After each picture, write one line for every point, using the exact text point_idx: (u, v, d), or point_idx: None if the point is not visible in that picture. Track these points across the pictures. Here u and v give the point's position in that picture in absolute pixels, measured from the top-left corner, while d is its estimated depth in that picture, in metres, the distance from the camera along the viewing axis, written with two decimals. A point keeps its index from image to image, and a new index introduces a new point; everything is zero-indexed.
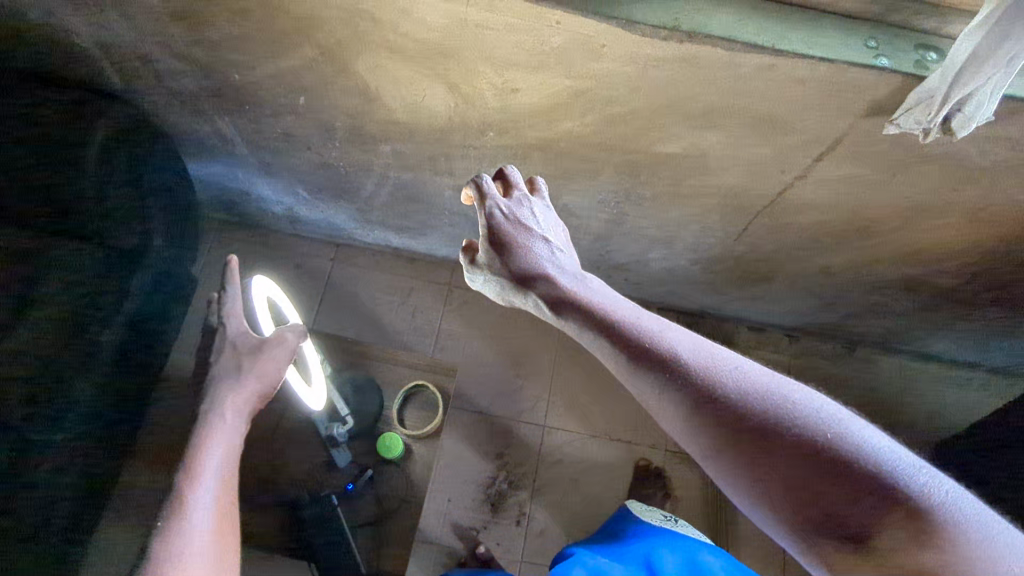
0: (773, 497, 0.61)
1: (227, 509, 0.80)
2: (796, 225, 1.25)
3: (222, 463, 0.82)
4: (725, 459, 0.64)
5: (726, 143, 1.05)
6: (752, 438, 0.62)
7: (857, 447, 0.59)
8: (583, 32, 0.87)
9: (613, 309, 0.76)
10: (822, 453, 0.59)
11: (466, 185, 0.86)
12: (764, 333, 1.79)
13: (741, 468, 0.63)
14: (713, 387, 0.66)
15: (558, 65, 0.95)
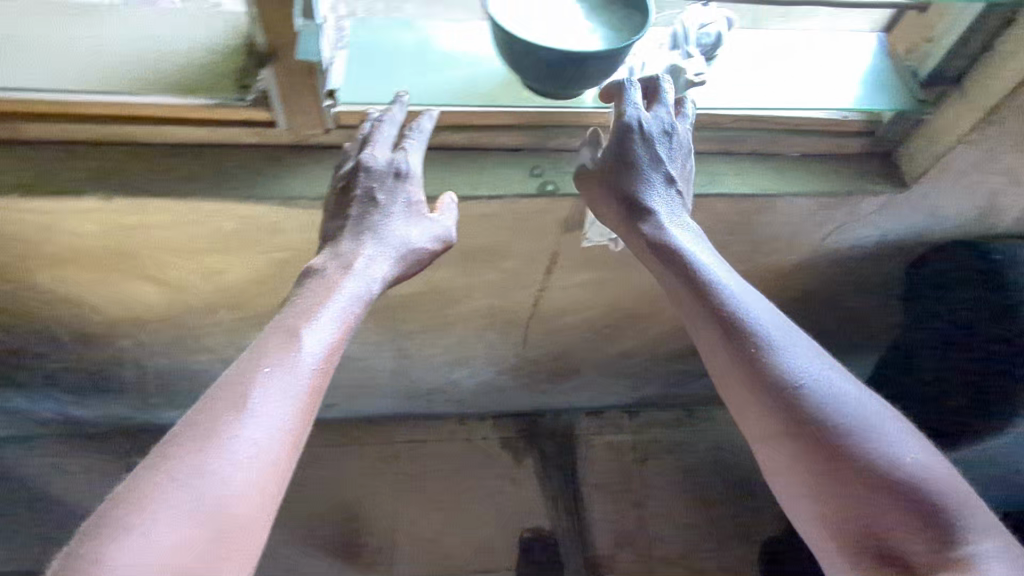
0: (811, 487, 0.68)
1: (327, 367, 0.66)
2: (568, 325, 1.24)
3: (287, 417, 0.61)
4: (781, 445, 0.69)
5: (455, 274, 1.02)
6: (812, 433, 0.68)
7: (918, 487, 0.65)
8: (249, 214, 0.83)
9: (724, 276, 0.75)
10: (877, 477, 0.65)
11: (606, 87, 0.76)
12: (604, 415, 1.75)
13: (793, 454, 0.68)
14: (790, 380, 0.69)
15: (246, 243, 0.90)
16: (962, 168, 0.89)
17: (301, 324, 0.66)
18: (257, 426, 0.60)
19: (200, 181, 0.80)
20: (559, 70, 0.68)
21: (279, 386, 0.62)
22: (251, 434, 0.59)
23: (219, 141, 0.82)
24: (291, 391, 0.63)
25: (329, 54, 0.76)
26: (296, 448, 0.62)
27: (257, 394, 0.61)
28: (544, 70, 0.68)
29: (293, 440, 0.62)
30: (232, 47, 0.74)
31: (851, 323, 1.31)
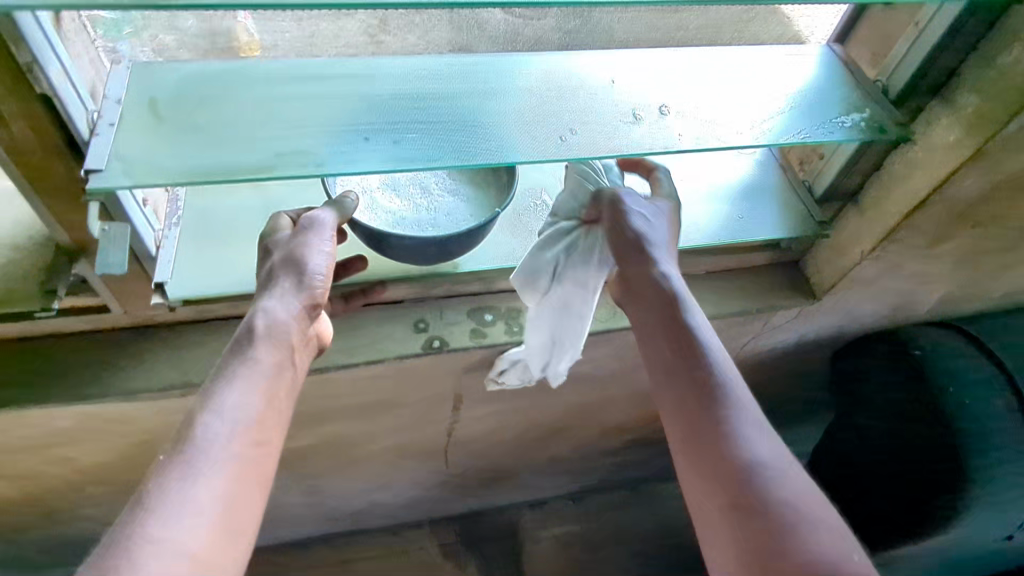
0: (704, 467, 0.55)
1: (261, 432, 0.55)
2: (489, 443, 1.15)
3: (203, 486, 0.50)
4: (683, 414, 0.58)
5: (351, 419, 0.92)
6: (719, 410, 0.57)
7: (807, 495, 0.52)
8: (87, 411, 0.71)
9: (673, 265, 0.65)
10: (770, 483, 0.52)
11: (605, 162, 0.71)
12: (547, 505, 1.61)
13: (694, 427, 0.57)
14: (711, 366, 0.59)
15: (94, 433, 0.78)
16: (871, 276, 0.84)
17: (199, 404, 0.54)
18: (188, 508, 0.49)
19: (20, 385, 0.68)
20: (423, 254, 0.61)
21: (207, 439, 0.52)
22: (170, 519, 0.48)
23: (44, 331, 0.69)
24: (214, 453, 0.52)
25: (159, 236, 0.65)
26: (241, 528, 0.51)
27: (190, 466, 0.51)
28: (407, 254, 0.61)
29: (221, 502, 0.50)
30: (40, 238, 0.63)
31: (793, 414, 1.23)
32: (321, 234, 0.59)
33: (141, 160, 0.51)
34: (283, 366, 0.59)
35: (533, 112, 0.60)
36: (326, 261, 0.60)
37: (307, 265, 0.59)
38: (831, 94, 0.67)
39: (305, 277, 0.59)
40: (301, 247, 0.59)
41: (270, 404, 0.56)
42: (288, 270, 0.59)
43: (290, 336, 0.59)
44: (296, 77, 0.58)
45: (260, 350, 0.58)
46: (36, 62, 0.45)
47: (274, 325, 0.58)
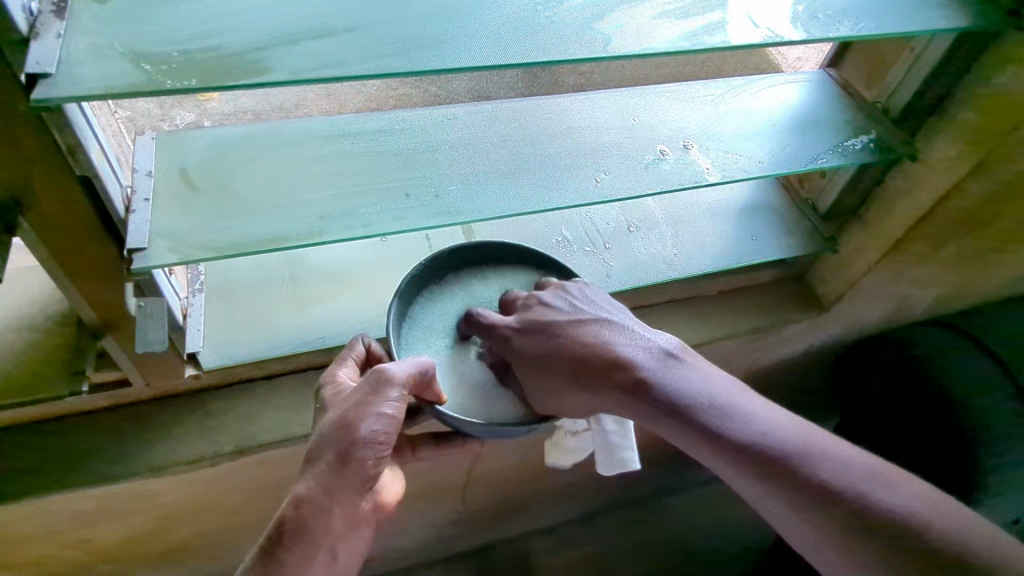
0: (833, 551, 0.50)
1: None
2: (505, 476, 1.14)
3: None
4: (768, 503, 0.53)
5: None
6: (778, 479, 0.52)
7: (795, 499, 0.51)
8: (111, 491, 0.68)
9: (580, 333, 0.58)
10: (898, 528, 0.48)
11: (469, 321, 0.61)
12: (557, 532, 1.59)
13: (805, 527, 0.51)
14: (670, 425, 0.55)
15: (114, 513, 0.74)
16: (876, 285, 0.87)
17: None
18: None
19: (40, 472, 0.64)
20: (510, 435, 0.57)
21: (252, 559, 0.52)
22: None
23: (60, 412, 0.66)
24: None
25: (184, 304, 0.62)
26: None
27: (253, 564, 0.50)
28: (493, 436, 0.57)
29: None
30: (58, 316, 0.61)
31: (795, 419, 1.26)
32: (380, 399, 0.52)
33: (183, 233, 0.50)
34: (312, 552, 0.53)
35: (564, 154, 0.61)
36: (383, 429, 0.53)
37: (360, 433, 0.52)
38: (837, 119, 0.70)
39: (357, 446, 0.52)
40: (358, 411, 0.52)
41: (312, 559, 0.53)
42: (337, 439, 0.52)
43: (327, 517, 0.53)
44: (327, 134, 0.57)
45: (289, 544, 0.52)
46: (80, 144, 0.43)
47: (305, 508, 0.53)
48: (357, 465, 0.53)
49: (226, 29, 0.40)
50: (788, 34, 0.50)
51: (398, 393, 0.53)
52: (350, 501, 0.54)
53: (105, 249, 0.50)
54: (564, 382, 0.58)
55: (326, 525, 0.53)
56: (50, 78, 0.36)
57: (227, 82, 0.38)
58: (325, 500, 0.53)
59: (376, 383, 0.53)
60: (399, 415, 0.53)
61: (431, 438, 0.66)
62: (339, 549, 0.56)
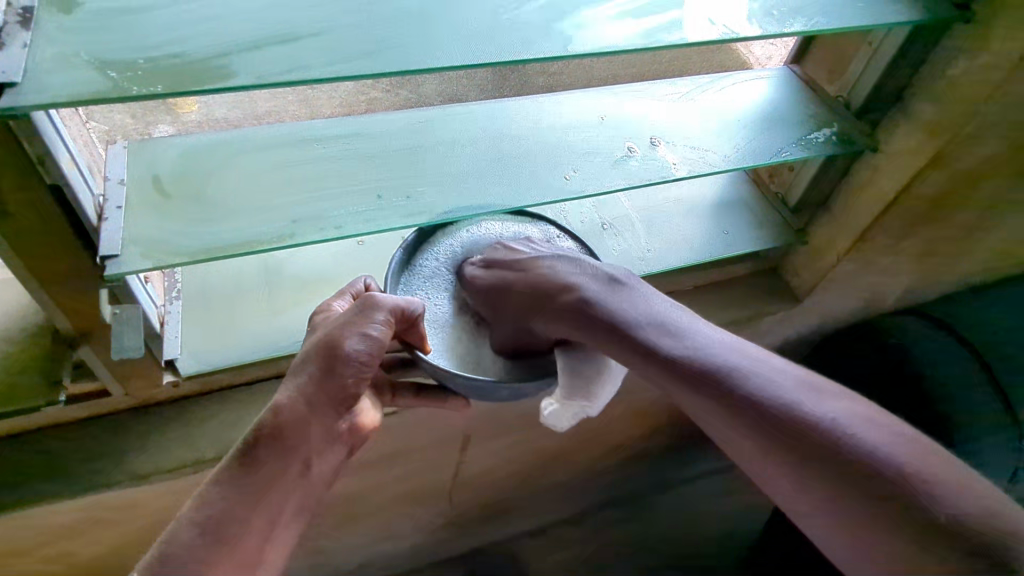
0: (782, 464, 0.50)
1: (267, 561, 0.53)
2: (492, 476, 1.14)
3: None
4: (715, 422, 0.53)
5: (360, 470, 0.90)
6: (715, 392, 0.52)
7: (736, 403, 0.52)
8: (92, 503, 0.68)
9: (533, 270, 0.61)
10: (850, 450, 0.47)
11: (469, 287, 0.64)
12: (548, 533, 1.60)
13: (754, 447, 0.51)
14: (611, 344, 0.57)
15: (97, 524, 0.74)
16: (846, 275, 0.89)
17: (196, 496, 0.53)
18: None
19: (18, 484, 0.64)
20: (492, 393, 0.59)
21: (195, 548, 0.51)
22: None
23: (38, 423, 0.66)
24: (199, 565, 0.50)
25: (161, 312, 0.63)
26: None
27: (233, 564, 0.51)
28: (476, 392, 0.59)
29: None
30: (32, 326, 0.61)
31: None
32: (367, 319, 0.54)
33: (156, 240, 0.51)
34: (285, 464, 0.55)
35: (534, 153, 0.62)
36: (365, 349, 0.54)
37: (344, 349, 0.54)
38: (801, 113, 0.72)
39: (341, 362, 0.54)
40: (346, 328, 0.55)
41: (280, 479, 0.55)
42: (324, 352, 0.54)
43: (305, 425, 0.55)
44: (299, 138, 0.58)
45: (266, 452, 0.55)
46: (49, 153, 0.44)
47: (284, 415, 0.55)
48: (336, 379, 0.55)
49: (193, 36, 0.41)
50: (744, 30, 0.51)
51: (386, 316, 0.55)
52: (327, 414, 0.56)
53: (77, 256, 0.51)
54: (518, 317, 0.61)
55: (302, 436, 0.55)
56: (16, 86, 0.36)
57: (194, 87, 0.39)
58: (302, 408, 0.55)
59: (364, 305, 0.55)
60: (384, 339, 0.54)
61: (410, 390, 0.66)
62: (313, 465, 0.57)
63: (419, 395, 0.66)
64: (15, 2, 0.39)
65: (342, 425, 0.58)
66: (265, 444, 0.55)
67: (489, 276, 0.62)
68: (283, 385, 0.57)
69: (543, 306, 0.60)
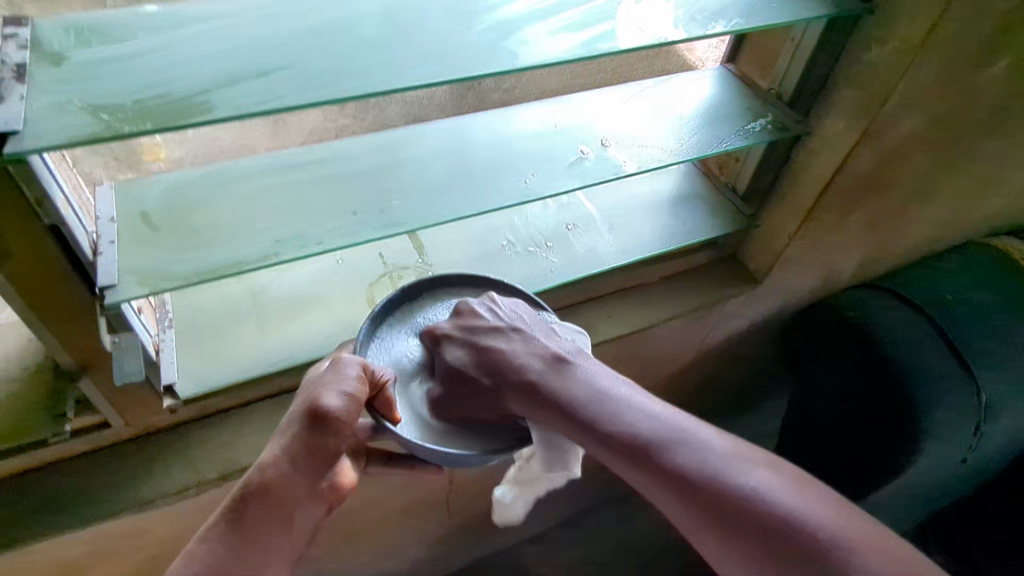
0: (713, 534, 0.55)
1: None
2: (487, 482, 1.18)
3: None
4: (657, 493, 0.58)
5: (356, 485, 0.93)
6: (653, 467, 0.57)
7: (675, 475, 0.56)
8: (101, 533, 0.71)
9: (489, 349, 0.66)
10: (777, 515, 0.52)
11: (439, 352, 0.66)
12: (547, 539, 1.62)
13: (692, 521, 0.56)
14: (561, 423, 0.61)
15: (105, 556, 0.76)
16: (798, 255, 0.95)
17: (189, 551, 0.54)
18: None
19: (27, 520, 0.66)
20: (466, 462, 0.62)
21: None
22: None
23: (43, 461, 0.68)
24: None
25: (156, 340, 0.66)
26: None
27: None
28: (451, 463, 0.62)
29: None
30: (32, 363, 0.64)
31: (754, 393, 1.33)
32: (343, 376, 0.59)
33: (148, 269, 0.54)
34: (272, 525, 0.57)
35: (495, 162, 0.67)
36: (344, 405, 0.58)
37: (324, 406, 0.58)
38: (738, 107, 0.78)
39: (322, 418, 0.58)
40: (324, 388, 0.59)
41: (270, 532, 0.57)
42: (304, 411, 0.59)
43: (289, 487, 0.58)
44: (275, 167, 0.62)
45: (255, 510, 0.57)
46: (45, 195, 0.48)
47: (273, 472, 0.58)
48: (316, 440, 0.58)
49: (171, 78, 0.45)
50: (670, 35, 0.57)
51: (358, 370, 0.60)
52: (308, 476, 0.59)
53: (76, 291, 0.54)
54: (483, 397, 0.64)
55: (285, 499, 0.58)
56: (17, 134, 0.40)
57: (177, 123, 0.43)
58: (286, 466, 0.58)
59: (343, 364, 0.60)
60: (359, 393, 0.59)
61: (381, 458, 0.73)
62: (298, 531, 0.59)
63: (387, 462, 0.72)
64: (8, 59, 0.42)
65: (324, 482, 0.60)
66: (252, 503, 0.57)
67: (448, 351, 0.66)
68: (267, 449, 0.60)
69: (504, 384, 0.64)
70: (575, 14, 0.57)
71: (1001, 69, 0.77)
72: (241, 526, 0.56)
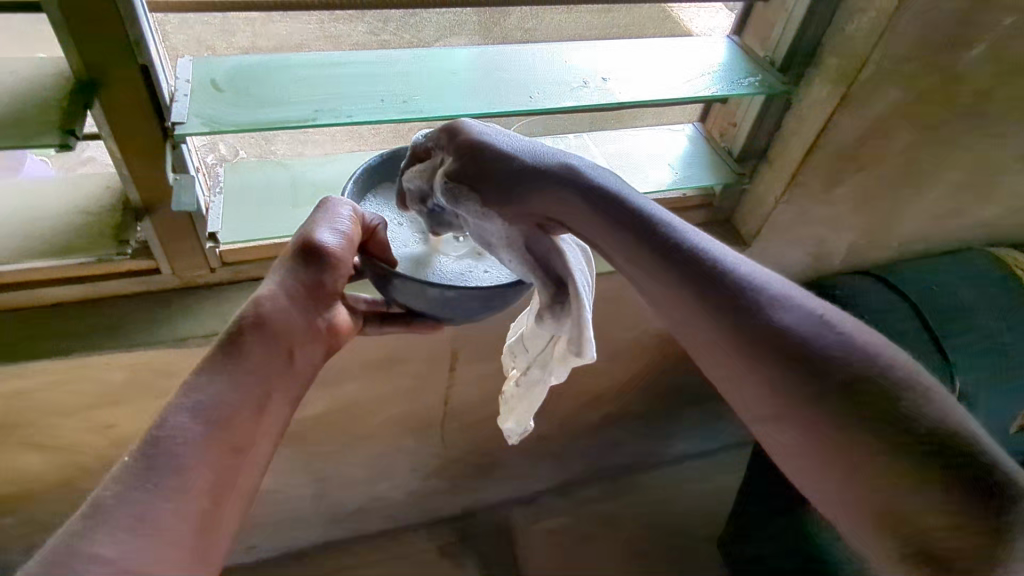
0: (764, 364, 0.54)
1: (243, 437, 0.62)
2: (480, 414, 1.28)
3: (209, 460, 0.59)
4: (705, 314, 0.57)
5: (362, 376, 1.06)
6: (707, 279, 0.57)
7: (739, 290, 0.56)
8: (139, 362, 0.83)
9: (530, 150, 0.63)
10: (832, 344, 0.53)
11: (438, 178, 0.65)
12: (536, 503, 1.65)
13: (770, 400, 0.55)
14: (618, 235, 0.60)
15: (140, 391, 0.89)
16: (788, 223, 1.03)
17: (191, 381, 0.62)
18: (180, 471, 0.57)
19: (83, 337, 0.80)
20: (465, 307, 0.68)
21: (216, 406, 0.61)
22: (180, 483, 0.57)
23: (101, 294, 0.82)
24: (216, 417, 0.61)
25: (207, 200, 0.80)
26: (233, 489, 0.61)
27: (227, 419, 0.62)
28: (446, 307, 0.68)
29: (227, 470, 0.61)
30: (109, 205, 0.77)
31: None
32: (336, 216, 0.68)
33: (212, 115, 0.67)
34: (271, 349, 0.67)
35: (506, 80, 0.79)
36: (337, 242, 0.68)
37: (320, 242, 0.68)
38: (734, 66, 0.87)
39: (318, 254, 0.68)
40: (319, 227, 0.68)
41: (266, 358, 0.66)
42: (300, 248, 0.68)
43: (288, 320, 0.68)
44: (324, 60, 0.75)
45: (253, 334, 0.66)
46: (142, 38, 0.61)
47: (270, 304, 0.67)
48: (311, 276, 0.69)
49: None
50: None
51: (351, 212, 0.69)
52: (304, 310, 0.69)
53: (151, 127, 0.67)
54: (515, 196, 0.62)
55: (284, 328, 0.68)
56: None
57: None
58: (284, 299, 0.68)
59: (339, 215, 0.68)
60: (350, 232, 0.68)
61: (376, 320, 0.78)
62: (297, 358, 0.69)
63: (383, 323, 0.77)
64: None
65: (317, 321, 0.70)
66: (252, 327, 0.66)
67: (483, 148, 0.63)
68: (266, 287, 0.70)
69: (555, 187, 0.61)
70: None
71: (978, 53, 0.84)
72: (243, 345, 0.66)
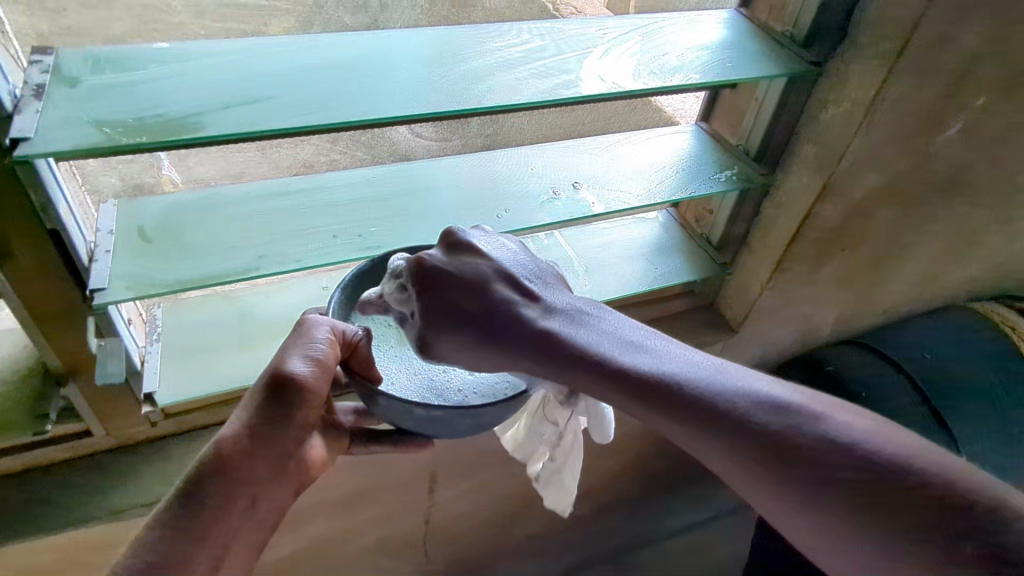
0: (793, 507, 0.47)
1: None
2: (466, 525, 1.18)
3: None
4: (719, 455, 0.49)
5: (334, 506, 0.96)
6: (702, 420, 0.48)
7: (742, 426, 0.47)
8: (70, 539, 0.72)
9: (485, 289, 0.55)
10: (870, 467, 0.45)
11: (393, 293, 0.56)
12: None
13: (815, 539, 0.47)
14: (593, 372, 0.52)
15: (75, 566, 0.77)
16: (773, 307, 0.99)
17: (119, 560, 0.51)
18: None
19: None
20: (454, 427, 0.58)
21: None
22: None
23: (19, 468, 0.71)
24: None
25: (143, 351, 0.71)
26: None
27: None
28: (434, 426, 0.57)
29: None
30: (25, 367, 0.67)
31: None
32: (309, 340, 0.55)
33: (138, 276, 0.60)
34: (228, 503, 0.54)
35: (471, 196, 0.73)
36: (310, 371, 0.55)
37: (287, 371, 0.54)
38: (708, 159, 0.83)
39: (287, 388, 0.55)
40: (288, 352, 0.55)
41: (221, 514, 0.54)
42: (268, 380, 0.55)
43: (253, 466, 0.55)
44: (266, 193, 0.67)
45: (208, 487, 0.53)
46: (49, 202, 0.53)
47: (231, 447, 0.54)
48: (281, 411, 0.55)
49: (174, 100, 0.52)
50: (629, 85, 0.63)
51: (329, 333, 0.56)
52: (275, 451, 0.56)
53: (69, 291, 0.58)
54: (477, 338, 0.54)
55: (246, 477, 0.55)
56: (27, 140, 0.47)
57: (170, 138, 0.50)
58: (247, 442, 0.55)
59: (315, 339, 0.55)
60: (327, 357, 0.55)
61: (362, 434, 0.64)
62: (262, 509, 0.56)
63: (370, 443, 0.63)
64: (30, 80, 0.49)
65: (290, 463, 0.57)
66: (207, 478, 0.53)
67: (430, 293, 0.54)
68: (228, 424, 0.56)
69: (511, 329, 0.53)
70: (541, 64, 0.63)
71: (956, 132, 0.81)
72: (194, 504, 0.53)
